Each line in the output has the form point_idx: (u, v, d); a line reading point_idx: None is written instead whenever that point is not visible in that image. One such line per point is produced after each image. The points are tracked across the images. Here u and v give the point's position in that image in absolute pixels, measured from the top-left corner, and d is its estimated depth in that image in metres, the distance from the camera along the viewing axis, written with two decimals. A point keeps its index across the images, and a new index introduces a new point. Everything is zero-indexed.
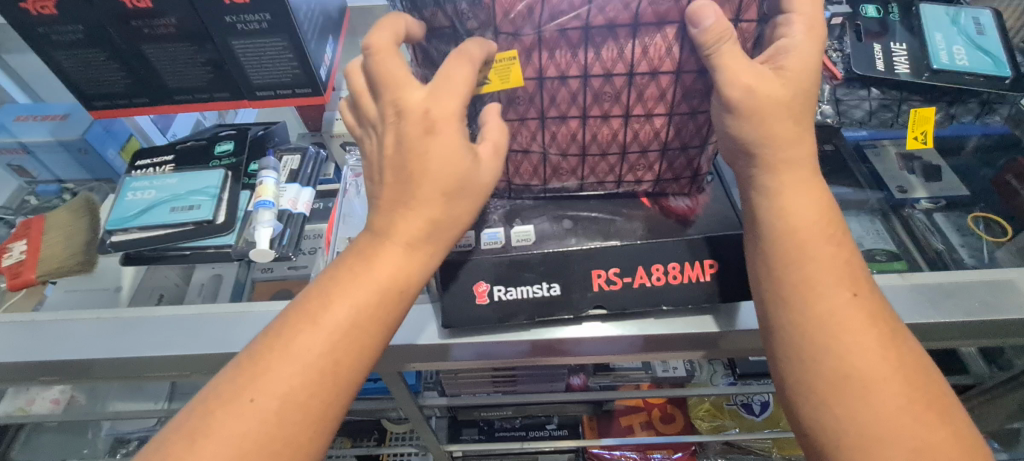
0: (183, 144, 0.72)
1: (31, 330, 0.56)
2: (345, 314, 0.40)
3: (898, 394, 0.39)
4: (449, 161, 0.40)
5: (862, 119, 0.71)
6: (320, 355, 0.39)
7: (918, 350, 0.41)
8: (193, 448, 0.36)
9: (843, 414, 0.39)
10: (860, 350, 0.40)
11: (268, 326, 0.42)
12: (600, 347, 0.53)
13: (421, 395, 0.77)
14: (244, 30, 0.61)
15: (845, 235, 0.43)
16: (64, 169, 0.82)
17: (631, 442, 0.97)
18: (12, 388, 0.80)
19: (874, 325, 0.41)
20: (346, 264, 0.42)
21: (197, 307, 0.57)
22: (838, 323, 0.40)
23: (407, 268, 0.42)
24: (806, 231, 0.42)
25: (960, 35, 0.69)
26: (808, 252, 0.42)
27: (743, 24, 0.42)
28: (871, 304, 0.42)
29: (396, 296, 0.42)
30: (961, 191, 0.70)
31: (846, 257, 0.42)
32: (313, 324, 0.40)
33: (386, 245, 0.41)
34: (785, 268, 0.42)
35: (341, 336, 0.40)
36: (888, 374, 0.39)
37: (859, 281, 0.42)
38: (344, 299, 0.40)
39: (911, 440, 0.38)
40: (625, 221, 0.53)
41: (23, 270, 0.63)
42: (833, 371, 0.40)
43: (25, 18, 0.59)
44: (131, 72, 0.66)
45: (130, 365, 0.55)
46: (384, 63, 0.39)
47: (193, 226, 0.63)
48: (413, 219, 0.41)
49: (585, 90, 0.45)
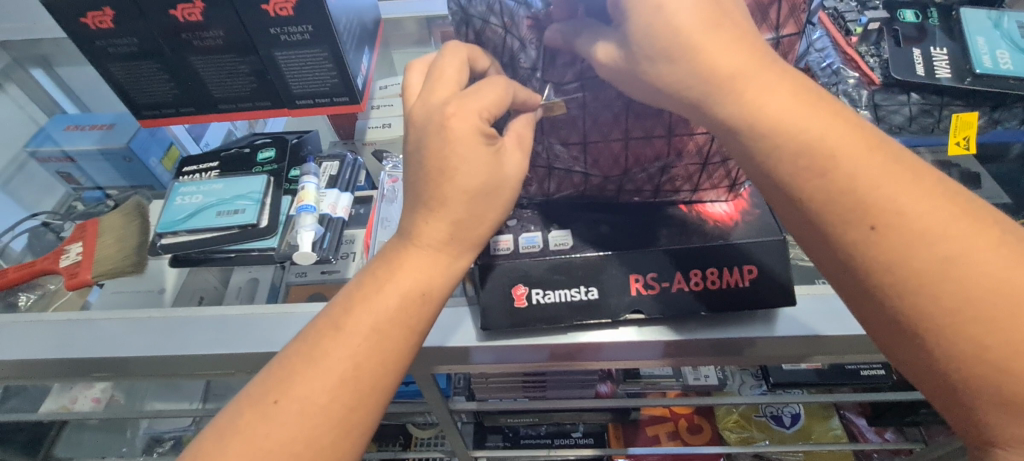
0: (226, 152, 0.75)
1: (85, 329, 0.58)
2: (366, 321, 0.41)
3: (978, 318, 0.33)
4: (472, 157, 0.41)
5: (902, 124, 0.68)
6: (342, 360, 0.40)
7: (992, 252, 0.34)
8: (221, 447, 0.38)
9: (923, 359, 0.36)
10: (918, 286, 0.34)
11: (300, 333, 0.43)
12: (631, 352, 0.53)
13: (452, 400, 0.77)
14: (287, 42, 0.64)
15: (845, 138, 0.35)
16: (106, 176, 0.86)
17: (658, 452, 0.96)
18: (58, 386, 0.83)
19: (923, 247, 0.34)
20: (374, 271, 0.44)
21: (240, 308, 0.59)
22: (871, 268, 0.35)
23: (430, 276, 0.43)
24: (798, 167, 0.36)
25: (1003, 38, 0.68)
26: (801, 194, 0.36)
27: (783, 40, 0.43)
28: (896, 223, 0.34)
29: (419, 300, 0.42)
30: (1002, 198, 0.68)
31: (857, 177, 0.35)
32: (340, 336, 0.41)
33: (411, 253, 0.43)
34: (799, 222, 0.37)
35: (362, 345, 0.41)
36: (962, 298, 0.34)
37: (876, 204, 0.35)
38: (365, 311, 0.41)
39: (1007, 366, 0.33)
40: (662, 228, 0.53)
41: (80, 270, 0.63)
42: (896, 322, 0.36)
43: (85, 31, 0.62)
44: (179, 82, 0.69)
45: (177, 363, 0.57)
46: (445, 62, 0.42)
47: (238, 229, 0.66)
48: (427, 234, 0.42)
49: (628, 112, 0.47)
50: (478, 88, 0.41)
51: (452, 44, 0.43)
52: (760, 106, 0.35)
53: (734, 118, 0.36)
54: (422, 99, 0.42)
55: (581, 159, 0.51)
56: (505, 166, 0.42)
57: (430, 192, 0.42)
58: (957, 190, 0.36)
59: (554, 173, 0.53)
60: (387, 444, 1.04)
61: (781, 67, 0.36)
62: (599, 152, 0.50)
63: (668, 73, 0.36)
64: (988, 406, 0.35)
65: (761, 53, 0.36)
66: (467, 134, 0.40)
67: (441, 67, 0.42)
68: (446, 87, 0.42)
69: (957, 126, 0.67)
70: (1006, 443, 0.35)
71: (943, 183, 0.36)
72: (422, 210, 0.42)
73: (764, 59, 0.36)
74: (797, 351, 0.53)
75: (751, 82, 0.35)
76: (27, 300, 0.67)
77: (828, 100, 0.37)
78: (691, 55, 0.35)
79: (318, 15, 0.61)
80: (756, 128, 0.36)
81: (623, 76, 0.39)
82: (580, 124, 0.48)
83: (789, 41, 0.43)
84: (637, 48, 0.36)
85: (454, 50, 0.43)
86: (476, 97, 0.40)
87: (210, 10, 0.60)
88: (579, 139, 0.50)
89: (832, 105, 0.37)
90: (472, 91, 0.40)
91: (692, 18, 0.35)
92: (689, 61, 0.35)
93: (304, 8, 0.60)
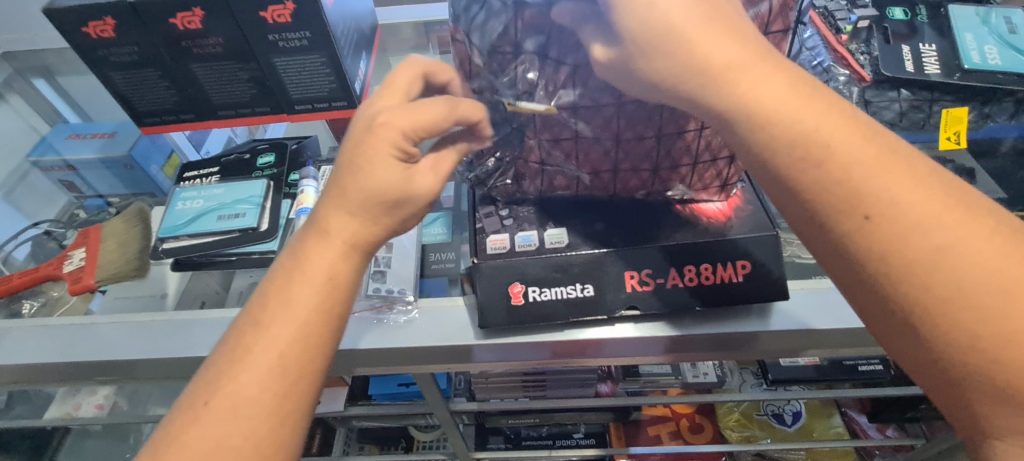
0: (227, 157, 0.76)
1: (87, 332, 0.59)
2: (281, 312, 0.41)
3: (972, 305, 0.34)
4: (382, 170, 0.41)
5: (893, 120, 0.69)
6: (267, 353, 0.40)
7: (986, 241, 0.34)
8: (160, 453, 0.39)
9: (922, 350, 0.36)
10: (913, 277, 0.35)
11: (226, 335, 0.43)
12: (629, 348, 0.53)
13: (453, 401, 0.78)
14: (285, 47, 0.65)
15: (839, 129, 0.36)
16: (106, 184, 0.86)
17: (660, 451, 0.96)
18: (62, 392, 0.82)
19: (918, 236, 0.35)
20: (282, 264, 0.44)
21: (241, 310, 0.60)
22: (865, 258, 0.36)
23: (334, 262, 0.42)
24: (794, 157, 0.36)
25: (992, 34, 0.68)
26: (797, 184, 0.36)
27: (768, 37, 0.44)
28: (891, 214, 0.35)
29: (326, 286, 0.42)
30: (997, 192, 0.68)
31: (852, 168, 0.35)
32: (260, 330, 0.41)
33: (316, 242, 0.43)
34: (799, 215, 0.38)
35: (283, 335, 0.41)
36: (956, 287, 0.34)
37: (870, 196, 0.35)
38: (279, 303, 0.42)
39: (1002, 357, 0.34)
40: (657, 225, 0.54)
41: (83, 275, 0.64)
42: (893, 312, 0.36)
43: (86, 40, 0.63)
44: (179, 89, 0.70)
45: (179, 365, 0.58)
46: (399, 73, 0.44)
47: (238, 233, 0.67)
48: (334, 226, 0.42)
49: (619, 115, 0.47)
50: (420, 103, 0.41)
51: (417, 57, 0.46)
52: (757, 99, 0.36)
53: (729, 112, 0.36)
54: (368, 105, 0.43)
55: (575, 162, 0.52)
56: (414, 183, 0.42)
57: (341, 190, 0.42)
58: (950, 181, 0.37)
59: (547, 173, 0.54)
60: (389, 447, 1.04)
61: (776, 60, 0.37)
62: (589, 153, 0.51)
63: (660, 69, 0.36)
64: (984, 397, 0.35)
65: (758, 45, 0.37)
66: (380, 150, 0.40)
67: (395, 79, 0.44)
68: (394, 95, 0.43)
69: (947, 121, 0.68)
70: (1002, 433, 0.36)
71: (938, 174, 0.37)
72: (328, 203, 0.43)
73: (761, 52, 0.36)
74: (794, 345, 0.53)
75: (748, 75, 0.36)
76: (30, 308, 0.66)
77: (822, 92, 0.37)
78: (686, 51, 0.35)
79: (315, 21, 0.62)
80: (754, 123, 0.36)
81: (617, 76, 0.39)
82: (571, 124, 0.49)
83: (773, 38, 0.44)
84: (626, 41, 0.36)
85: (412, 64, 0.45)
86: (411, 113, 0.41)
87: (210, 17, 0.61)
88: (569, 141, 0.50)
89: (827, 98, 0.37)
90: (407, 107, 0.41)
91: (689, 14, 0.35)
92: (683, 56, 0.36)
93: (301, 14, 0.61)
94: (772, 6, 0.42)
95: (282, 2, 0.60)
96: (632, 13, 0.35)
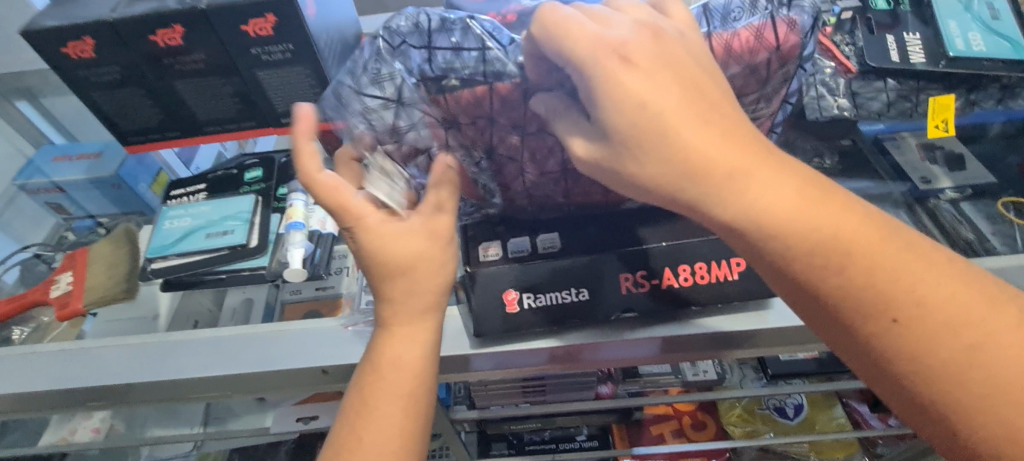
0: (214, 174, 0.75)
1: (80, 356, 0.58)
2: (387, 405, 0.47)
3: (1012, 401, 0.35)
4: (398, 243, 0.47)
5: (881, 111, 0.71)
6: (382, 441, 0.47)
7: (1013, 332, 0.36)
8: None
9: (961, 442, 0.37)
10: (944, 372, 0.36)
11: (335, 429, 0.49)
12: (622, 351, 0.53)
13: (453, 409, 0.77)
14: (267, 61, 0.64)
15: (857, 231, 0.38)
16: (97, 205, 0.85)
17: (664, 451, 0.94)
18: (57, 417, 0.81)
19: (948, 337, 0.36)
20: (370, 362, 0.48)
21: (236, 328, 0.59)
22: (889, 355, 0.37)
23: (417, 346, 0.48)
24: (816, 265, 0.37)
25: (975, 20, 0.68)
26: (820, 289, 0.38)
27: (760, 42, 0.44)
28: (915, 318, 0.37)
29: (414, 374, 0.48)
30: (987, 179, 0.70)
31: (872, 271, 0.37)
32: (369, 423, 0.47)
33: (397, 332, 0.48)
34: (818, 316, 0.39)
35: (391, 426, 0.47)
36: (992, 383, 0.36)
37: (892, 300, 0.37)
38: (383, 397, 0.47)
39: None
40: (663, 230, 0.53)
41: (71, 300, 0.64)
42: (927, 407, 0.38)
43: (67, 61, 0.62)
44: (163, 107, 0.69)
45: (175, 388, 0.57)
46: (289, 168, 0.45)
47: (227, 250, 0.66)
48: (409, 312, 0.48)
49: None
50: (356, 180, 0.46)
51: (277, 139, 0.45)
52: (769, 203, 0.37)
53: (743, 218, 0.37)
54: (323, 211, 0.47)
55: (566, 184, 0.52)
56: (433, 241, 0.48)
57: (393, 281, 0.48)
58: (969, 271, 0.39)
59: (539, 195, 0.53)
60: None
61: (791, 166, 0.38)
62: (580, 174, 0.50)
63: (656, 174, 0.37)
64: None
65: (769, 150, 0.38)
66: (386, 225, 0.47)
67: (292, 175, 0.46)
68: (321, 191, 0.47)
69: (934, 110, 0.68)
70: None
71: (956, 265, 0.39)
72: (392, 291, 0.48)
73: (775, 159, 0.38)
74: (791, 342, 0.53)
75: (754, 181, 0.37)
76: (21, 334, 0.65)
77: (837, 195, 0.39)
78: (700, 159, 0.36)
79: (297, 35, 0.61)
80: (776, 232, 0.37)
81: (602, 170, 0.40)
82: (559, 156, 0.49)
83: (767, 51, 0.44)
84: (628, 152, 0.38)
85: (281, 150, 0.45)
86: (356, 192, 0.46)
87: (190, 34, 0.60)
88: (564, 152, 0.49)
89: (839, 197, 0.39)
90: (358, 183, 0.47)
91: (689, 124, 0.37)
92: (704, 179, 0.37)
93: (282, 27, 0.60)
94: (774, 60, 0.45)
95: (263, 15, 0.59)
96: (621, 103, 0.36)
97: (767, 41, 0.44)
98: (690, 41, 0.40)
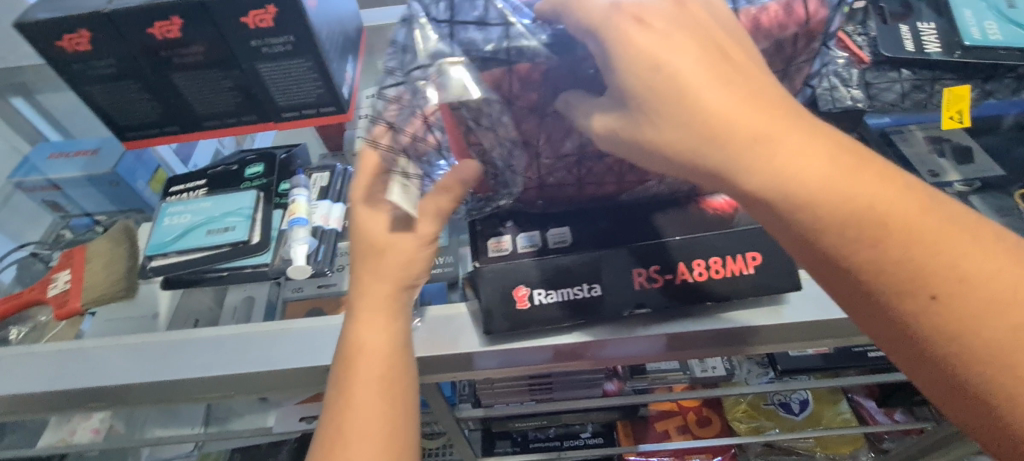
0: (213, 169, 0.74)
1: (78, 357, 0.57)
2: (361, 395, 0.46)
3: None
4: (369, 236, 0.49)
5: (896, 101, 0.68)
6: (368, 432, 0.46)
7: None
8: None
9: (1000, 423, 0.37)
10: (984, 352, 0.36)
11: (320, 427, 0.47)
12: (634, 347, 0.52)
13: (457, 407, 0.76)
14: (268, 54, 0.63)
15: (898, 202, 0.36)
16: (95, 203, 0.84)
17: (670, 447, 0.92)
18: (56, 418, 0.80)
19: (993, 315, 0.36)
20: (344, 354, 0.48)
21: (237, 327, 0.58)
22: (924, 332, 0.37)
23: (386, 335, 0.48)
24: (851, 238, 0.36)
25: (990, 10, 0.67)
26: (853, 263, 0.37)
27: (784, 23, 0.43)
28: (955, 294, 0.36)
29: (386, 361, 0.47)
30: (997, 171, 0.69)
31: (910, 245, 0.36)
32: (350, 416, 0.46)
33: (363, 321, 0.48)
34: (850, 290, 0.38)
35: (376, 415, 0.46)
36: None
37: (931, 275, 0.36)
38: (359, 387, 0.46)
39: None
40: (675, 223, 0.52)
41: (69, 299, 0.63)
42: (965, 388, 0.37)
43: (63, 54, 0.61)
44: (161, 102, 0.68)
45: (177, 388, 0.56)
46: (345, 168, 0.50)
47: (228, 247, 0.65)
48: (374, 299, 0.48)
49: None
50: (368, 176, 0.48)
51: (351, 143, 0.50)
52: (803, 172, 0.35)
53: (776, 188, 0.36)
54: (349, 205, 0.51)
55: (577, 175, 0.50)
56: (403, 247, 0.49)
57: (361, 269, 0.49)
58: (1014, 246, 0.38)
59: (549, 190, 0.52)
60: None
61: (831, 135, 0.37)
62: (592, 167, 0.49)
63: (681, 139, 0.36)
64: None
65: (807, 119, 0.37)
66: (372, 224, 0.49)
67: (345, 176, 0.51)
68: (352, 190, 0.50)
69: (948, 100, 0.67)
70: None
71: (1002, 240, 0.38)
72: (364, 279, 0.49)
73: (813, 128, 0.36)
74: (803, 336, 0.53)
75: (784, 148, 0.35)
76: (19, 334, 0.64)
77: (875, 165, 0.37)
78: (734, 128, 0.35)
79: (300, 28, 0.60)
80: (809, 203, 0.36)
81: (620, 140, 0.39)
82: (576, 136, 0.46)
83: (785, 34, 0.43)
84: (652, 120, 0.37)
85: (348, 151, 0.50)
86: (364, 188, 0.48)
87: (189, 25, 0.59)
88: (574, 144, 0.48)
89: (879, 166, 0.37)
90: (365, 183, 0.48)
91: (725, 94, 0.35)
92: (734, 147, 0.36)
93: (284, 19, 0.59)
94: (801, 36, 0.43)
95: (264, 6, 0.58)
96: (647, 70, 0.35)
97: (796, 16, 0.43)
98: (719, 10, 0.39)
